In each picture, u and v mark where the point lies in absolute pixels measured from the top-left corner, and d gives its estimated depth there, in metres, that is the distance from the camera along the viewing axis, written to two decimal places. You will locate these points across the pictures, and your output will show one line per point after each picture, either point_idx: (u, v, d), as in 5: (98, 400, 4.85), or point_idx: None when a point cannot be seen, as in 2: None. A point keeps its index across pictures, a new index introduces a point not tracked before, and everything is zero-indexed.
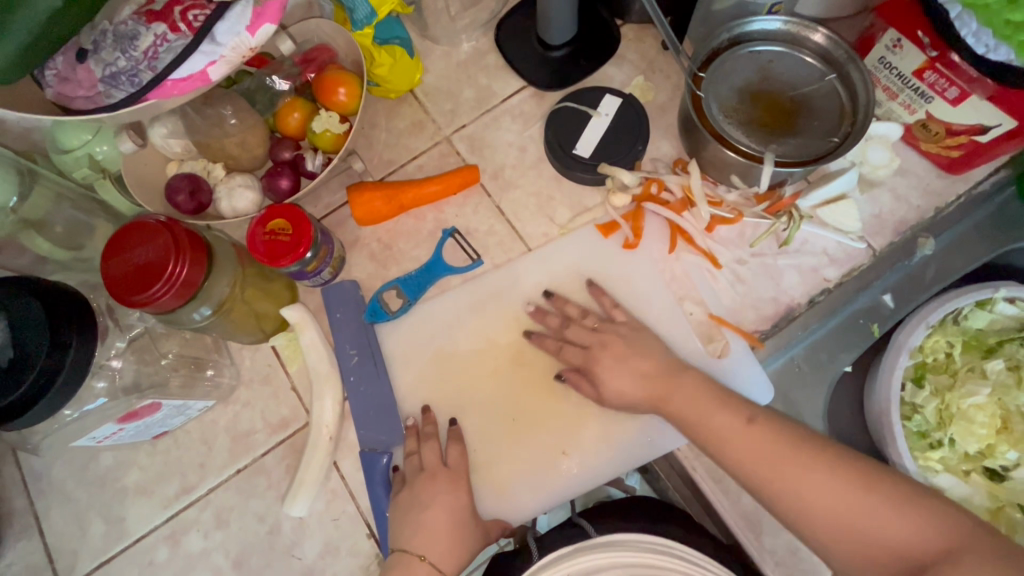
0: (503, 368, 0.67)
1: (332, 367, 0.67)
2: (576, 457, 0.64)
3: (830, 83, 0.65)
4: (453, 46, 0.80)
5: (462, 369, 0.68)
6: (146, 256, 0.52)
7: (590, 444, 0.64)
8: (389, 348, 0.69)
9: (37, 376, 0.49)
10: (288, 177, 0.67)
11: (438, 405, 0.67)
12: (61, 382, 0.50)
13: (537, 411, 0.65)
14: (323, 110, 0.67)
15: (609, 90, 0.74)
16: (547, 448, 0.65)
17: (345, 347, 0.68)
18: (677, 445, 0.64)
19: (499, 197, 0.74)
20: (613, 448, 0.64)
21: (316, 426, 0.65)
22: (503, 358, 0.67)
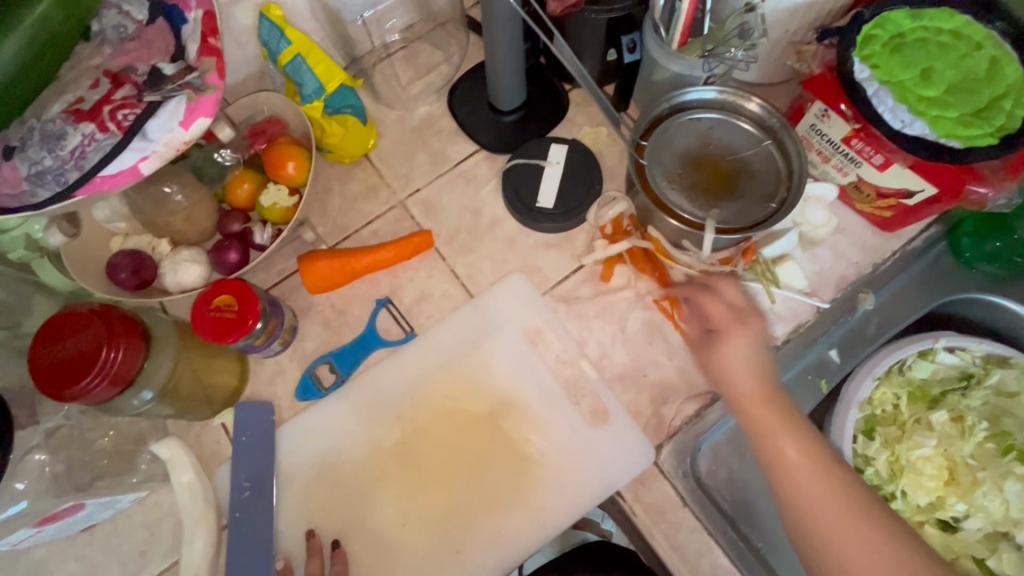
0: (388, 471, 0.65)
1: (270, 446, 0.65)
2: (471, 554, 0.62)
3: (767, 148, 0.68)
4: (407, 111, 0.82)
5: (347, 479, 0.65)
6: (75, 346, 0.50)
7: (482, 542, 0.62)
8: (322, 431, 0.67)
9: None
10: (237, 250, 0.66)
11: (324, 527, 0.64)
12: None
13: (426, 511, 0.63)
14: (272, 183, 0.67)
15: (553, 139, 0.76)
16: (438, 552, 0.62)
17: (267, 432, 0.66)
18: (570, 526, 0.63)
19: (453, 260, 0.74)
20: (506, 540, 0.62)
21: (186, 572, 0.61)
22: (387, 460, 0.65)
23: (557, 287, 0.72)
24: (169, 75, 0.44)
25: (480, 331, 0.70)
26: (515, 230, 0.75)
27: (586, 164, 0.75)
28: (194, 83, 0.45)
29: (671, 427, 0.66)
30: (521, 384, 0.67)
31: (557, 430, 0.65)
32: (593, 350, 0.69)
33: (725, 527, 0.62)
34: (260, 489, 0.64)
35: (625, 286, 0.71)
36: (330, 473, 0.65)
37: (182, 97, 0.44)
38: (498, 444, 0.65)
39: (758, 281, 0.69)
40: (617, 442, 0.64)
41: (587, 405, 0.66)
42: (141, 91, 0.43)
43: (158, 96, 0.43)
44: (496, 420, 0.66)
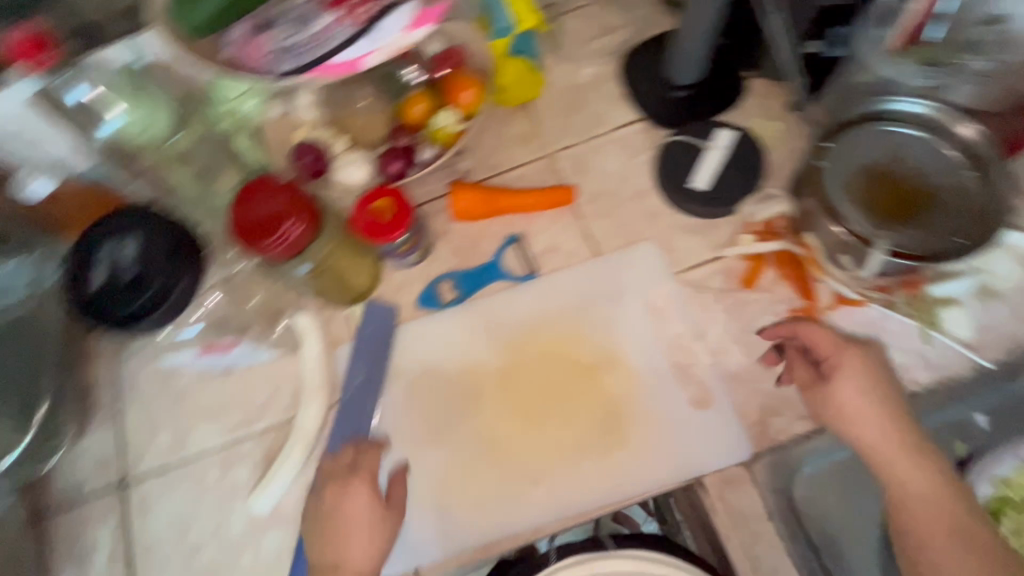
0: (487, 391, 0.69)
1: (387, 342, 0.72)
2: (546, 487, 0.65)
3: (963, 178, 0.62)
4: (576, 67, 0.82)
5: (448, 387, 0.69)
6: (265, 211, 0.57)
7: (559, 480, 0.65)
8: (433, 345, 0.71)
9: (149, 300, 0.55)
10: (400, 162, 0.70)
11: (418, 423, 0.69)
12: (160, 316, 0.55)
13: (513, 437, 0.67)
14: (446, 108, 0.71)
15: (722, 122, 0.74)
16: (516, 477, 0.66)
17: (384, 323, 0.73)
18: (646, 492, 0.64)
19: (590, 221, 0.75)
20: (581, 485, 0.65)
21: (297, 431, 0.69)
22: (488, 380, 0.69)
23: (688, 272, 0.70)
24: None
25: (600, 288, 0.71)
26: (659, 206, 0.74)
27: (750, 156, 0.72)
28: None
29: (774, 440, 0.63)
30: (628, 348, 0.68)
31: (654, 399, 0.66)
32: (711, 342, 0.67)
33: (805, 551, 0.61)
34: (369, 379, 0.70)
35: (762, 289, 0.68)
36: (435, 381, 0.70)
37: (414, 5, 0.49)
38: (593, 395, 0.67)
39: (913, 317, 0.64)
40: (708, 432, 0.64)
41: (691, 392, 0.66)
42: None
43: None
44: (597, 373, 0.68)
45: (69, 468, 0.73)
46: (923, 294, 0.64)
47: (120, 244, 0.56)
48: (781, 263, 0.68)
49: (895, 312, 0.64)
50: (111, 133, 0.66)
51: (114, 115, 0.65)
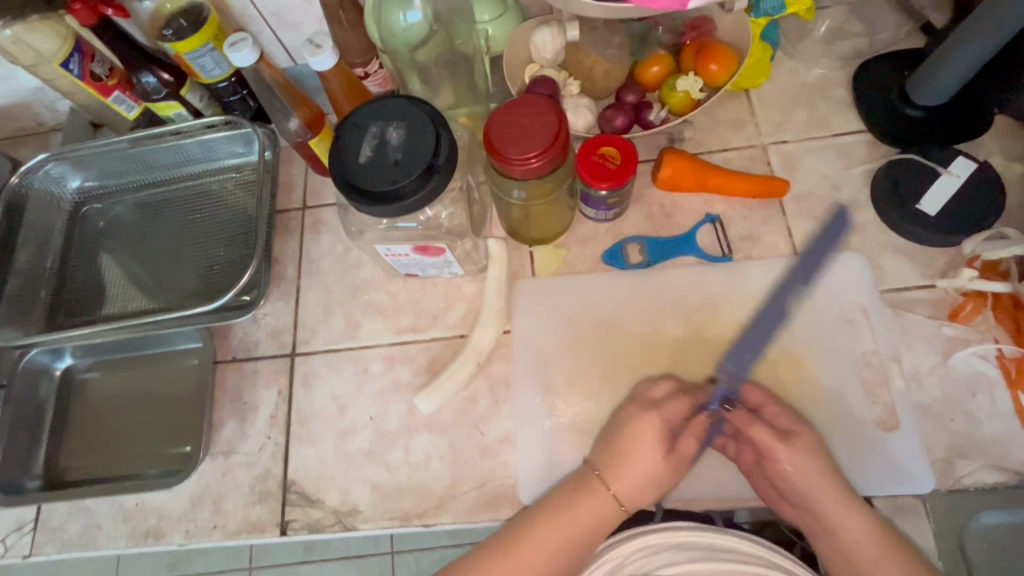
0: (661, 358, 0.69)
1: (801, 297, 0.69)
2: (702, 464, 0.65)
3: None
4: (805, 66, 0.81)
5: (622, 344, 0.70)
6: (526, 130, 0.59)
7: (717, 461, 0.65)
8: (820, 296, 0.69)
9: (419, 177, 0.56)
10: (626, 117, 0.71)
11: (585, 371, 0.69)
12: (426, 194, 0.56)
13: None
14: (690, 74, 0.71)
15: (963, 151, 0.70)
16: None
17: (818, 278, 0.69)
18: None
19: (792, 218, 0.74)
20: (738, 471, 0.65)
21: (471, 347, 0.71)
22: (664, 349, 0.69)
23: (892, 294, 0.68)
24: None
25: (796, 286, 0.70)
26: (869, 221, 0.72)
27: (987, 191, 0.69)
28: None
29: (956, 482, 0.61)
30: (816, 349, 0.67)
31: (833, 409, 0.64)
32: (905, 368, 0.65)
33: None
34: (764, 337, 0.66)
35: (972, 328, 0.66)
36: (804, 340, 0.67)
37: None
38: (769, 387, 0.66)
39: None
40: (710, 469, 0.66)
41: (875, 412, 0.64)
42: None
43: None
44: (777, 368, 0.67)
45: (246, 328, 0.78)
46: None
47: (387, 130, 0.58)
48: (1001, 306, 0.65)
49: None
50: (410, 22, 0.67)
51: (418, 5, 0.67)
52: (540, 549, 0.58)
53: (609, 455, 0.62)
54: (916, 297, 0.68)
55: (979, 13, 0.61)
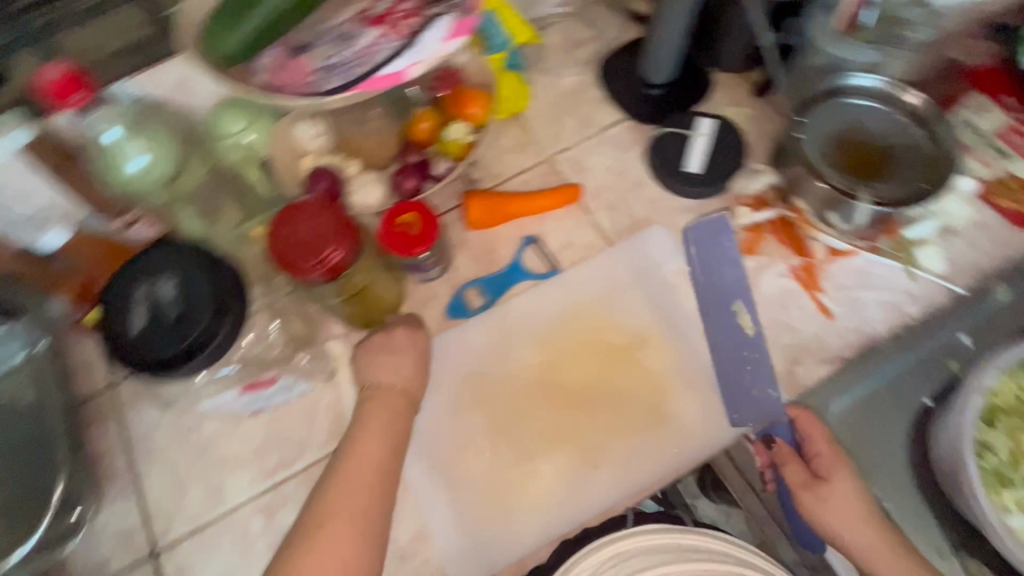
0: (533, 386, 0.70)
1: (731, 289, 0.73)
2: (607, 470, 0.67)
3: (916, 136, 0.72)
4: (558, 78, 0.88)
5: (494, 390, 0.70)
6: (307, 232, 0.57)
7: (620, 459, 0.67)
8: (727, 283, 0.73)
9: (194, 342, 0.59)
10: (415, 178, 0.72)
11: (471, 430, 0.69)
12: (207, 354, 0.59)
13: (567, 425, 0.69)
14: (455, 121, 0.73)
15: (701, 112, 0.81)
16: (577, 465, 0.67)
17: (722, 266, 0.74)
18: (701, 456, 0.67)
19: (597, 213, 0.80)
20: (642, 461, 0.67)
21: None
22: (533, 375, 0.71)
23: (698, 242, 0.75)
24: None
25: (621, 273, 0.76)
26: (657, 193, 0.80)
27: (732, 135, 0.79)
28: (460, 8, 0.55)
29: (804, 386, 0.69)
30: (657, 322, 0.73)
31: (690, 368, 0.70)
32: (730, 308, 0.73)
33: None
34: (753, 346, 0.70)
35: (765, 253, 0.75)
36: (760, 333, 0.71)
37: (451, 17, 0.55)
38: (633, 371, 0.71)
39: (896, 261, 0.73)
40: (618, 470, 0.67)
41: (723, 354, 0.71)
42: (423, 7, 0.55)
43: (436, 13, 0.55)
44: (634, 351, 0.72)
45: (88, 549, 0.66)
46: (902, 235, 0.73)
47: (156, 290, 0.62)
48: (778, 229, 0.75)
49: (881, 257, 0.73)
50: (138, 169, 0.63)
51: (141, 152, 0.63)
52: (369, 460, 0.61)
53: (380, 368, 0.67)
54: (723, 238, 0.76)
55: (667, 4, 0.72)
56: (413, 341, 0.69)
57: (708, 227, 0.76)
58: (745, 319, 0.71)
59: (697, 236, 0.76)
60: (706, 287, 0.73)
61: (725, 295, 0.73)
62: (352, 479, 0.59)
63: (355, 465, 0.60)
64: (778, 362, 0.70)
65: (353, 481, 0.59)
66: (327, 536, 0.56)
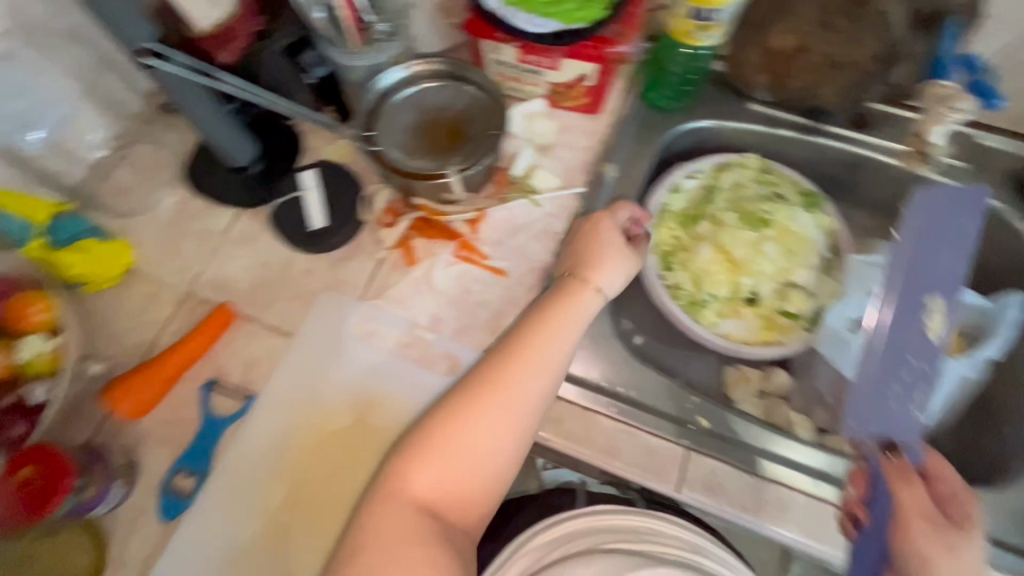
0: (291, 521, 0.65)
1: (930, 283, 0.67)
2: None
3: (471, 93, 0.78)
4: (152, 210, 0.80)
5: (255, 555, 0.64)
6: None
7: None
8: (942, 272, 0.67)
9: None
10: (22, 421, 0.61)
11: None
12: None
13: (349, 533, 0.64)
14: (24, 338, 0.62)
15: (301, 168, 0.80)
16: None
17: (931, 250, 0.67)
18: None
19: (264, 316, 0.75)
20: None
21: None
22: (285, 512, 0.65)
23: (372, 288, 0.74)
24: None
25: (312, 359, 0.72)
26: (309, 260, 0.77)
27: (337, 172, 0.80)
28: None
29: None
30: (367, 382, 0.70)
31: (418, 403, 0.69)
32: (426, 322, 0.73)
33: (600, 397, 0.70)
34: (928, 355, 0.65)
35: (423, 259, 0.76)
36: (945, 342, 0.65)
37: None
38: (373, 440, 0.68)
39: (521, 198, 0.79)
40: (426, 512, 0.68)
41: (441, 367, 0.71)
42: None
43: None
44: (364, 422, 0.69)
45: None
46: (514, 176, 0.79)
47: None
48: (421, 229, 0.77)
49: (510, 203, 0.78)
50: None
51: None
52: (525, 397, 0.59)
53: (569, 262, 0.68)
54: (388, 263, 0.76)
55: (178, 105, 0.69)
56: (616, 230, 0.70)
57: (947, 201, 0.69)
58: (936, 322, 0.66)
59: (935, 201, 0.69)
60: (914, 277, 0.67)
61: (918, 287, 0.67)
62: (471, 438, 0.57)
63: (468, 425, 0.57)
64: (490, 340, 0.73)
65: (475, 440, 0.57)
66: (419, 478, 0.56)
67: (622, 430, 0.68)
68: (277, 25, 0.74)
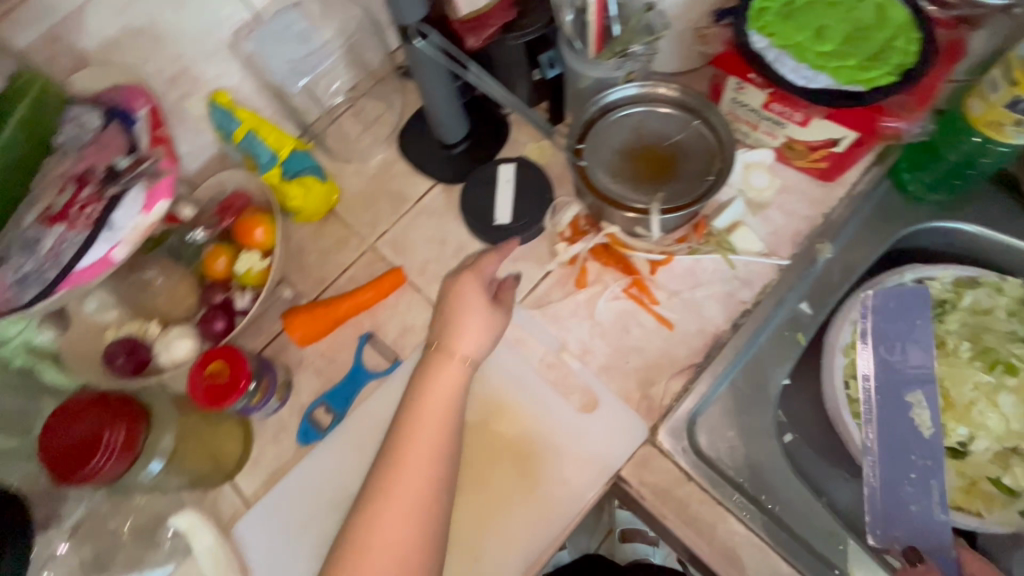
0: None
1: (906, 379, 0.68)
2: (489, 558, 0.65)
3: (696, 128, 0.72)
4: (362, 162, 0.87)
5: None
6: (80, 431, 0.54)
7: (496, 552, 0.65)
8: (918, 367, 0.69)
9: None
10: (222, 318, 0.70)
11: None
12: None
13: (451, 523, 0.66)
14: (245, 250, 0.71)
15: (500, 159, 0.81)
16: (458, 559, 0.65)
17: (899, 345, 0.70)
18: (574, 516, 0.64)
19: (429, 289, 0.78)
20: (515, 541, 0.64)
21: None
22: None
23: (447, 290, 0.65)
24: (125, 169, 0.53)
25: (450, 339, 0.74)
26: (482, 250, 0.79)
27: (534, 171, 0.80)
28: (151, 174, 0.54)
29: (662, 407, 0.67)
30: (501, 387, 0.70)
31: (543, 423, 0.68)
32: (574, 347, 0.71)
33: (736, 495, 0.63)
34: (926, 449, 0.66)
35: (592, 283, 0.74)
36: (938, 435, 0.66)
37: (142, 186, 0.54)
38: (491, 445, 0.68)
39: (715, 252, 0.72)
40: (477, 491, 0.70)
41: (577, 399, 0.69)
42: (102, 188, 0.52)
43: (119, 190, 0.52)
44: (489, 425, 0.69)
45: None
46: (713, 227, 0.73)
47: None
48: (599, 254, 0.75)
49: (700, 254, 0.72)
50: None
51: None
52: (411, 488, 0.56)
53: (441, 328, 0.64)
54: (556, 275, 0.75)
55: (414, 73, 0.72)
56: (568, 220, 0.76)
57: (897, 301, 0.70)
58: (922, 416, 0.67)
59: (901, 298, 0.70)
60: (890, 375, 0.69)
61: (896, 390, 0.68)
62: (381, 531, 0.55)
63: (378, 530, 0.55)
64: (634, 390, 0.68)
65: (383, 542, 0.54)
66: (388, 527, 0.55)
67: (751, 539, 0.61)
68: (525, 20, 0.72)
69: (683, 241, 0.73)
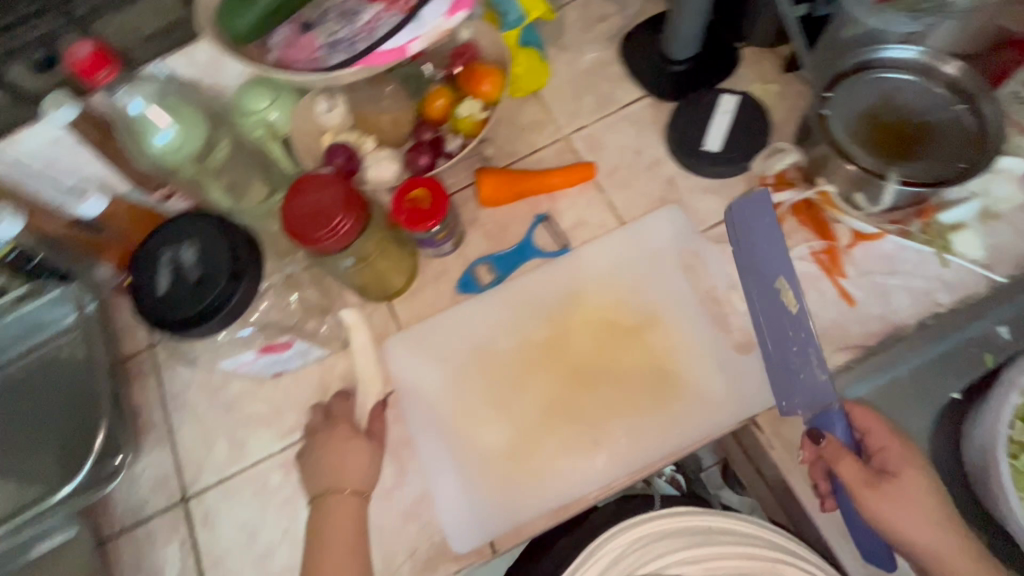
0: (536, 364, 0.71)
1: (773, 267, 0.63)
2: (608, 447, 0.67)
3: (957, 113, 0.67)
4: (579, 54, 0.87)
5: (499, 361, 0.72)
6: (320, 202, 0.60)
7: (615, 442, 0.67)
8: (759, 246, 0.64)
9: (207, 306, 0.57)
10: (427, 155, 0.73)
11: (477, 404, 0.71)
12: (218, 319, 0.56)
13: (572, 407, 0.69)
14: (469, 97, 0.74)
15: (725, 89, 0.78)
16: (572, 443, 0.68)
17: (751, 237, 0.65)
18: (710, 436, 0.66)
19: (612, 193, 0.79)
20: (636, 442, 0.67)
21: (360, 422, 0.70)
22: (537, 354, 0.72)
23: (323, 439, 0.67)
24: None
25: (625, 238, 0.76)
26: (675, 172, 0.78)
27: (756, 110, 0.77)
28: None
29: None
30: (664, 303, 0.72)
31: (699, 344, 0.69)
32: None
33: None
34: (797, 326, 0.61)
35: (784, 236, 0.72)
36: (804, 309, 0.60)
37: None
38: (639, 350, 0.70)
39: (927, 245, 0.69)
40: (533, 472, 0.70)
41: (733, 339, 0.69)
42: None
43: None
44: (642, 331, 0.71)
45: (125, 493, 0.73)
46: (934, 220, 0.69)
47: (180, 254, 0.60)
48: (799, 211, 0.72)
49: (909, 241, 0.69)
50: (165, 142, 0.65)
51: (165, 123, 0.65)
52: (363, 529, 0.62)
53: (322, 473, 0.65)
54: None
55: None
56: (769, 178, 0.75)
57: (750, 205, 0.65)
58: (788, 296, 0.61)
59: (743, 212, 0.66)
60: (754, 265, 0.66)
61: (766, 275, 0.64)
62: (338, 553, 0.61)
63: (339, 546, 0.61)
64: None
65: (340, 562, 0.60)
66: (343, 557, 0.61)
67: None
68: None
69: (894, 223, 0.70)
